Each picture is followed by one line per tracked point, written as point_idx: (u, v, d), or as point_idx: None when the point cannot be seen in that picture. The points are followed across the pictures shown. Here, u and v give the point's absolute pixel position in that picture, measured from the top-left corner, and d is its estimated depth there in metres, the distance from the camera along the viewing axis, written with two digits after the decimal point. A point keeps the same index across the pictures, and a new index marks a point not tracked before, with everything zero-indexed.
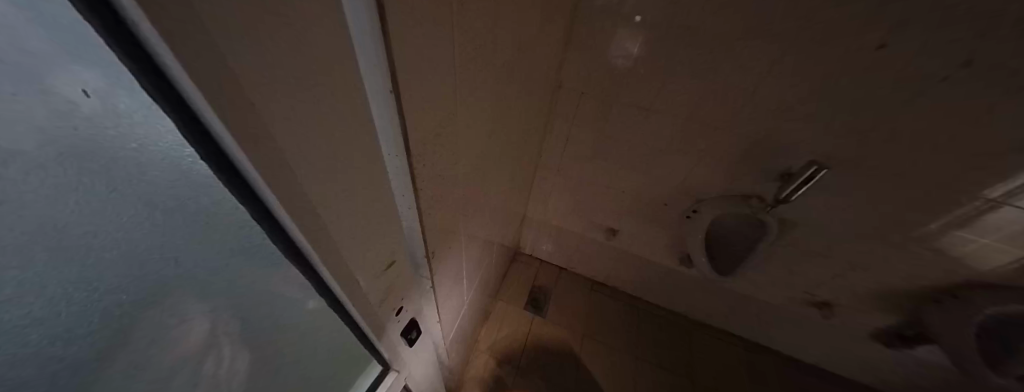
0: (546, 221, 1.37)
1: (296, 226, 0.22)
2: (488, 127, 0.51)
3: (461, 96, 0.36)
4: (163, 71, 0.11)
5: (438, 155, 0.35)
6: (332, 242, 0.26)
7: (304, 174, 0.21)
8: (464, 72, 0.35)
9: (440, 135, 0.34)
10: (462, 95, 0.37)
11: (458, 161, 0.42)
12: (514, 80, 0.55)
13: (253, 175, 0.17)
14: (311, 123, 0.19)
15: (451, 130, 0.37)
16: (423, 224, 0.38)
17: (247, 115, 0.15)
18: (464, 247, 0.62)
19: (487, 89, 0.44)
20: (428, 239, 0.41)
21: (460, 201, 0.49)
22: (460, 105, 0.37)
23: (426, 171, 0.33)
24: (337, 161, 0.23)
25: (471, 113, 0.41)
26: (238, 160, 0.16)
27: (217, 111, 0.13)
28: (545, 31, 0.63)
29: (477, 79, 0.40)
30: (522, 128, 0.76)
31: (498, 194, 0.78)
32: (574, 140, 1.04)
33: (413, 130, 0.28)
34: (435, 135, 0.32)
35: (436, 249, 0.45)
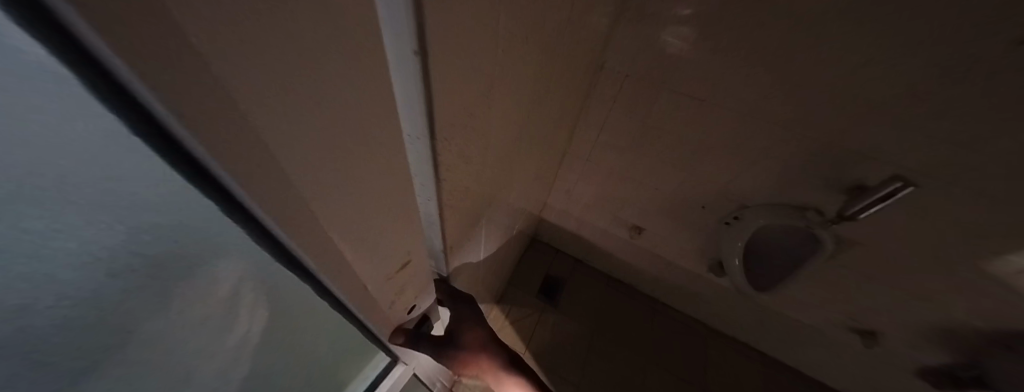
0: (568, 210, 1.31)
1: (269, 217, 0.18)
2: (521, 105, 0.43)
3: (498, 62, 0.29)
4: (68, 31, 0.07)
5: (466, 135, 0.29)
6: (320, 235, 0.22)
7: (286, 158, 0.16)
8: (505, 31, 0.27)
9: (470, 110, 0.27)
10: (500, 61, 0.29)
11: (487, 145, 0.37)
12: (557, 49, 0.46)
13: (206, 159, 0.13)
14: (303, 95, 0.14)
15: (484, 104, 0.30)
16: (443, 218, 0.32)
17: (198, 88, 0.10)
18: (484, 234, 0.57)
19: (527, 57, 0.36)
20: (448, 234, 0.36)
21: (484, 187, 0.44)
22: (495, 73, 0.30)
23: (451, 158, 0.27)
24: (332, 143, 0.18)
25: (506, 85, 0.34)
26: (191, 146, 0.12)
27: (149, 81, 0.09)
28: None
29: (518, 42, 0.32)
30: (556, 111, 0.68)
31: (522, 180, 0.71)
32: (611, 129, 0.95)
33: (442, 109, 0.21)
34: (465, 112, 0.26)
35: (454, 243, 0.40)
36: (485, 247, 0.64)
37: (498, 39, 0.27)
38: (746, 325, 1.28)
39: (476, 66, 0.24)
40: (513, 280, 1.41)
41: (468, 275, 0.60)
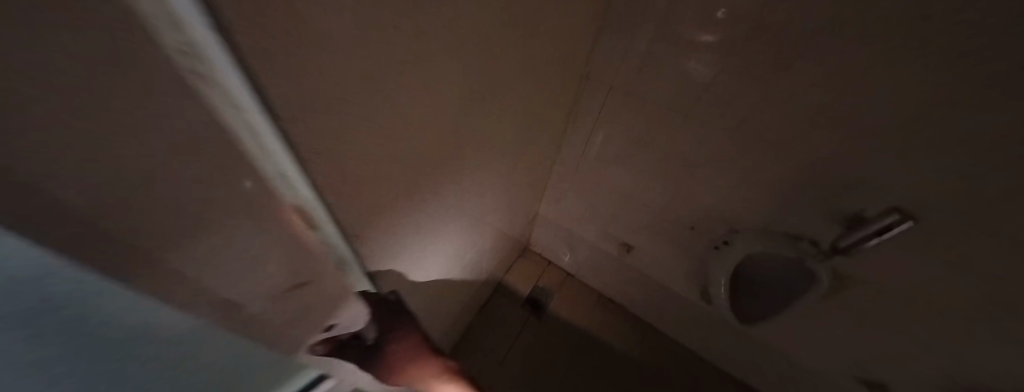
0: (560, 222, 1.29)
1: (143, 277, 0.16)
2: (468, 107, 0.43)
3: (409, 58, 0.29)
4: None
5: (364, 125, 0.28)
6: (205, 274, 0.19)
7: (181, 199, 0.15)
8: (409, 27, 0.27)
9: (360, 104, 0.26)
10: (409, 56, 0.28)
11: (416, 139, 0.37)
12: (515, 54, 0.46)
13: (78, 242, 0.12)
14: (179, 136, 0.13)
15: (391, 101, 0.30)
16: (345, 214, 0.31)
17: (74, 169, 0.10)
18: (431, 232, 0.57)
19: (462, 57, 0.36)
20: (356, 227, 0.35)
21: (416, 182, 0.43)
22: (406, 69, 0.29)
23: (338, 150, 0.26)
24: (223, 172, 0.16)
25: (432, 83, 0.33)
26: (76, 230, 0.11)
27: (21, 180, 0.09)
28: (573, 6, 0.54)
29: (442, 40, 0.31)
30: (534, 118, 0.69)
31: (492, 186, 0.70)
32: (597, 141, 0.94)
33: (289, 99, 0.19)
34: (349, 104, 0.25)
35: (370, 235, 0.39)
36: (433, 250, 0.62)
37: (399, 32, 0.26)
38: (745, 361, 1.18)
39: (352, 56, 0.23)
40: (501, 288, 1.42)
41: (408, 277, 0.58)
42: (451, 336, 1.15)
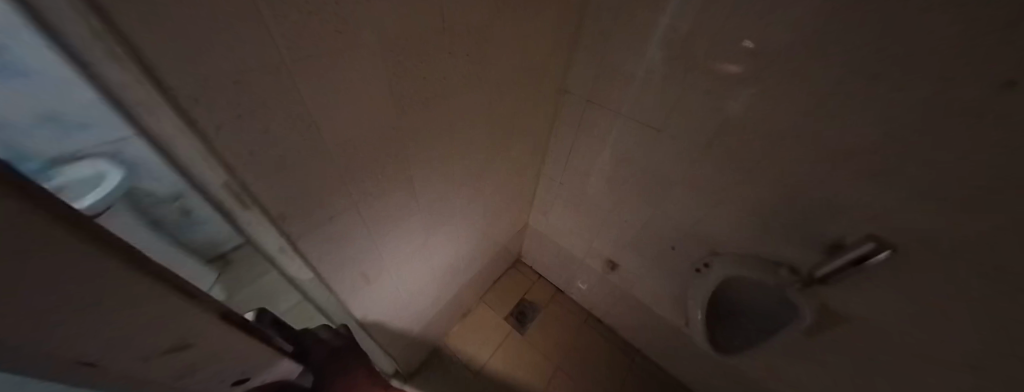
0: (548, 234, 1.28)
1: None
2: (403, 106, 0.46)
3: (307, 51, 0.31)
4: None
5: (269, 106, 0.32)
6: None
7: None
8: (301, 21, 0.29)
9: (251, 89, 0.29)
10: (308, 49, 0.31)
11: (342, 130, 0.40)
12: (457, 59, 0.48)
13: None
14: None
15: (294, 89, 0.33)
16: (251, 181, 0.35)
17: None
18: (388, 225, 0.60)
19: (381, 56, 0.38)
20: (274, 197, 0.38)
21: (355, 171, 0.46)
22: (306, 61, 0.32)
23: (234, 120, 0.30)
24: None
25: (345, 77, 0.36)
26: None
27: None
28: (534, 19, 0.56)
29: (348, 39, 0.34)
30: (503, 125, 0.71)
31: (455, 189, 0.72)
32: (579, 153, 0.95)
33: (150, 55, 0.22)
34: (236, 87, 0.28)
35: (297, 211, 0.42)
36: (389, 248, 0.64)
37: (292, 23, 0.29)
38: None
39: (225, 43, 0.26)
40: (487, 298, 1.42)
41: (359, 272, 0.61)
42: (428, 338, 1.16)
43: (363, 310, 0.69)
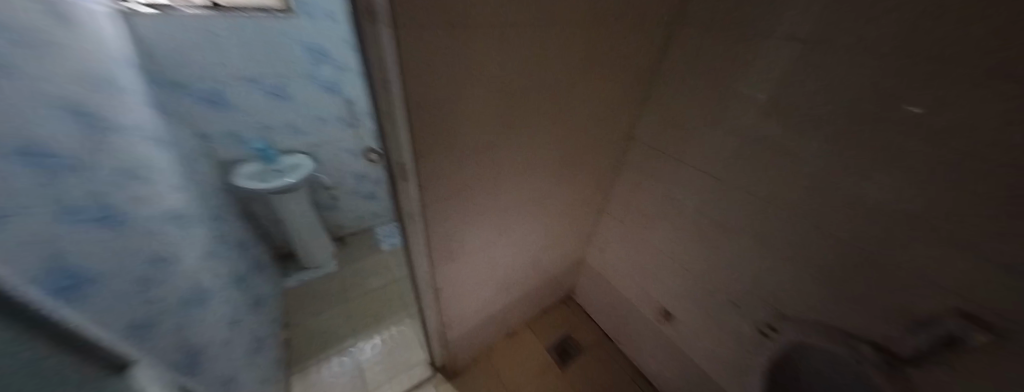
0: (606, 272, 1.30)
1: None
2: (504, 130, 0.62)
3: (448, 86, 0.49)
4: None
5: (436, 119, 0.52)
6: None
7: None
8: (459, 72, 0.48)
9: (415, 103, 0.48)
10: (452, 89, 0.50)
11: (460, 142, 0.58)
12: (543, 97, 0.62)
13: None
14: None
15: (441, 109, 0.51)
16: (416, 162, 0.55)
17: None
18: (477, 218, 0.77)
19: (497, 97, 0.56)
20: (420, 177, 0.58)
21: (467, 172, 0.64)
22: (444, 92, 0.49)
23: (421, 122, 0.50)
24: None
25: (471, 105, 0.54)
26: None
27: None
28: (616, 81, 0.70)
29: (478, 82, 0.51)
30: (579, 158, 0.84)
31: (528, 204, 0.86)
32: (639, 198, 0.98)
33: (409, 77, 0.44)
34: (407, 103, 0.47)
35: (430, 189, 0.61)
36: (470, 238, 0.80)
37: (449, 74, 0.48)
38: None
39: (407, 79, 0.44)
40: (533, 323, 1.48)
41: (447, 250, 0.77)
42: (475, 344, 1.26)
43: (441, 284, 0.86)
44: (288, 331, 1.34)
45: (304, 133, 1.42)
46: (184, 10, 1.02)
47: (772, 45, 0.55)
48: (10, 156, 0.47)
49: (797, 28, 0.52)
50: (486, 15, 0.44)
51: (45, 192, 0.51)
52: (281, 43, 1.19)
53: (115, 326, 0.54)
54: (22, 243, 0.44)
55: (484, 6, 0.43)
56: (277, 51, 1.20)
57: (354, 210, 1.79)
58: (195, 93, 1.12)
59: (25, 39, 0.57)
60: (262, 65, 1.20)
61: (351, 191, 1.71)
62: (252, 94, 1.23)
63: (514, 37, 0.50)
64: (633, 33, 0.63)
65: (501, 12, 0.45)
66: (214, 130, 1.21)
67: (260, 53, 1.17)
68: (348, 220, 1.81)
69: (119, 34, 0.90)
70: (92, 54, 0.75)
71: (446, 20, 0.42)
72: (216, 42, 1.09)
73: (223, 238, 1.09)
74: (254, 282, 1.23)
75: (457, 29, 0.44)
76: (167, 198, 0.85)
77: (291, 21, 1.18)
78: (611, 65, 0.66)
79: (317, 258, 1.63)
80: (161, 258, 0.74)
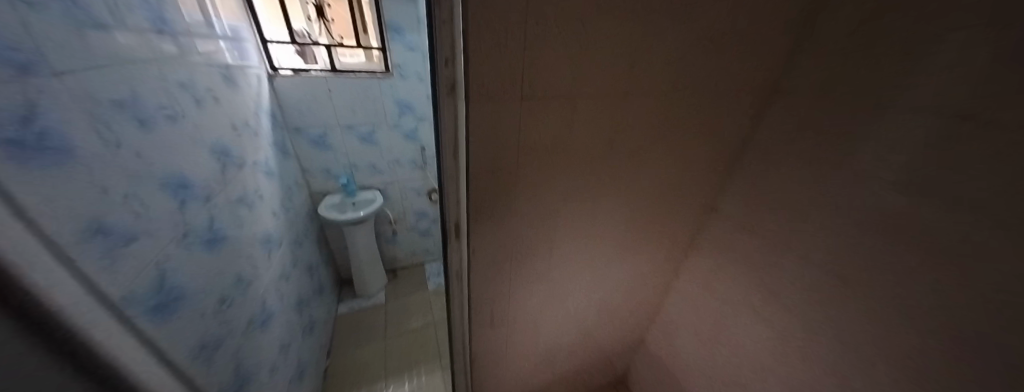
0: (672, 367, 1.04)
1: None
2: (566, 197, 0.57)
3: (512, 152, 0.47)
4: None
5: (497, 185, 0.50)
6: None
7: None
8: (525, 140, 0.47)
9: (477, 167, 0.47)
10: (515, 156, 0.48)
11: (517, 207, 0.55)
12: (613, 164, 0.56)
13: None
14: None
15: (503, 173, 0.49)
16: (470, 223, 0.53)
17: None
18: (525, 285, 0.70)
19: (562, 164, 0.52)
20: (471, 238, 0.55)
21: (521, 237, 0.60)
22: (510, 158, 0.48)
23: (479, 186, 0.49)
24: None
25: (532, 172, 0.51)
26: None
27: None
28: (707, 151, 0.61)
29: (542, 149, 0.49)
30: (648, 234, 0.73)
31: (584, 275, 0.76)
32: (712, 294, 0.80)
33: (475, 142, 0.44)
34: (468, 166, 0.46)
35: (479, 251, 0.58)
36: (515, 306, 0.73)
37: (516, 141, 0.46)
38: None
39: (472, 143, 0.44)
40: None
41: (490, 314, 0.71)
42: None
43: (477, 350, 0.78)
44: (329, 360, 1.37)
45: (381, 172, 1.58)
46: (312, 73, 1.28)
47: (913, 116, 0.40)
48: (161, 187, 0.58)
49: (945, 100, 0.37)
50: (560, 82, 0.43)
51: (175, 217, 0.61)
52: (378, 98, 1.40)
53: (185, 345, 0.58)
54: (138, 265, 0.51)
55: (557, 75, 0.42)
56: (373, 103, 1.41)
57: (410, 245, 1.88)
58: (307, 136, 1.35)
59: (200, 96, 0.75)
60: (359, 115, 1.41)
61: (410, 228, 1.81)
62: (348, 138, 1.43)
63: (588, 104, 0.46)
64: (732, 102, 0.55)
65: (576, 79, 0.43)
66: (314, 166, 1.42)
67: (360, 106, 1.39)
68: (403, 254, 1.90)
69: (266, 91, 1.17)
70: (242, 106, 0.95)
71: (518, 88, 0.41)
72: (329, 97, 1.33)
73: (297, 261, 1.21)
74: (313, 305, 1.32)
75: (527, 96, 0.42)
76: (264, 223, 0.98)
77: (389, 82, 1.39)
78: (700, 135, 0.58)
79: (369, 288, 1.71)
80: (244, 278, 0.82)
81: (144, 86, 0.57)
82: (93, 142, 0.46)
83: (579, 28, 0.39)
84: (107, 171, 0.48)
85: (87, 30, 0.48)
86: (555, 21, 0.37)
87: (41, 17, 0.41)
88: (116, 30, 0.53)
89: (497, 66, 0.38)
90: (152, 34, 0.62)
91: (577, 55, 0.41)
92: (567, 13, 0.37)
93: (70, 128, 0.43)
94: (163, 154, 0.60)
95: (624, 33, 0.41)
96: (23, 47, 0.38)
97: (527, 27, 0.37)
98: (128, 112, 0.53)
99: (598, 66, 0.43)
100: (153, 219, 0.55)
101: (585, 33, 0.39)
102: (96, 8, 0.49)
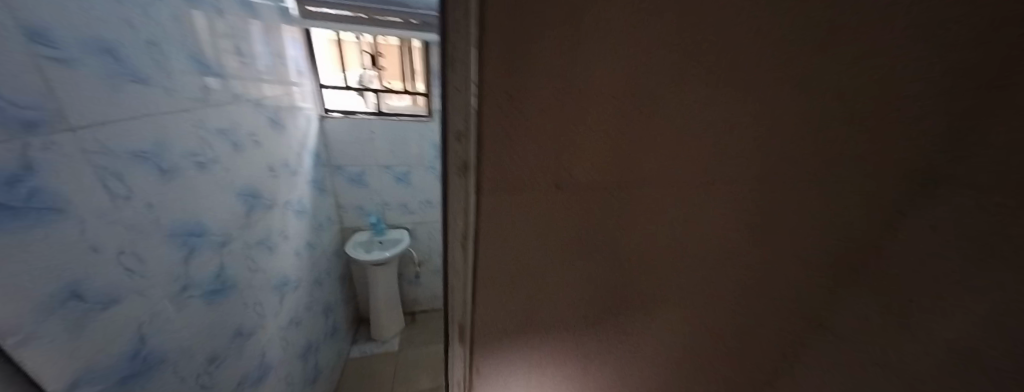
0: None
1: None
2: (610, 315, 0.39)
3: (536, 253, 0.34)
4: None
5: (513, 290, 0.37)
6: None
7: None
8: (556, 239, 0.33)
9: (485, 265, 0.34)
10: (540, 257, 0.34)
11: (538, 318, 0.39)
12: (702, 279, 0.37)
13: None
14: None
15: (521, 274, 0.35)
16: (473, 330, 0.40)
17: None
18: None
19: (607, 272, 0.36)
20: (475, 349, 0.41)
21: (542, 357, 0.43)
22: (533, 258, 0.34)
23: (486, 288, 0.36)
24: None
25: (562, 279, 0.36)
26: None
27: None
28: None
29: (581, 252, 0.34)
30: None
31: None
32: None
33: (483, 237, 0.32)
34: (474, 263, 0.34)
35: (483, 364, 0.43)
36: None
37: (543, 240, 0.33)
38: None
39: (481, 235, 0.32)
40: None
41: None
42: None
43: None
44: None
45: (412, 212, 1.55)
46: (359, 116, 1.33)
47: None
48: (169, 238, 0.55)
49: None
50: (613, 160, 0.28)
51: (175, 269, 0.56)
52: (417, 141, 1.41)
53: None
54: (115, 332, 0.46)
55: (611, 150, 0.27)
56: (412, 146, 1.41)
57: (432, 289, 1.77)
58: (346, 174, 1.38)
59: (239, 141, 0.76)
60: (397, 157, 1.42)
61: (434, 270, 1.72)
62: (383, 177, 1.44)
63: (658, 190, 0.30)
64: None
65: (642, 155, 0.28)
66: (349, 202, 1.44)
67: (398, 147, 1.40)
68: (424, 297, 1.80)
69: (315, 131, 1.22)
70: (285, 147, 0.98)
71: (546, 166, 0.28)
72: (370, 138, 1.36)
73: (313, 303, 1.15)
74: (323, 349, 1.24)
75: (560, 177, 0.28)
76: (285, 265, 0.95)
77: (429, 125, 1.40)
78: None
79: (384, 333, 1.61)
80: (244, 329, 0.76)
81: (175, 134, 0.57)
82: (98, 197, 0.44)
83: (652, 83, 0.25)
84: (104, 227, 0.44)
85: (126, 85, 0.48)
86: (610, 75, 0.24)
87: (75, 74, 0.41)
88: (159, 83, 0.54)
89: (517, 136, 0.26)
90: (199, 83, 0.64)
91: (643, 123, 0.26)
92: (634, 64, 0.24)
93: (71, 184, 0.40)
94: (180, 203, 0.58)
95: (726, 93, 0.26)
96: (43, 106, 0.37)
97: (565, 85, 0.24)
98: (151, 163, 0.52)
99: (679, 136, 0.27)
100: (149, 276, 0.51)
101: (659, 91, 0.25)
102: (141, 64, 0.50)
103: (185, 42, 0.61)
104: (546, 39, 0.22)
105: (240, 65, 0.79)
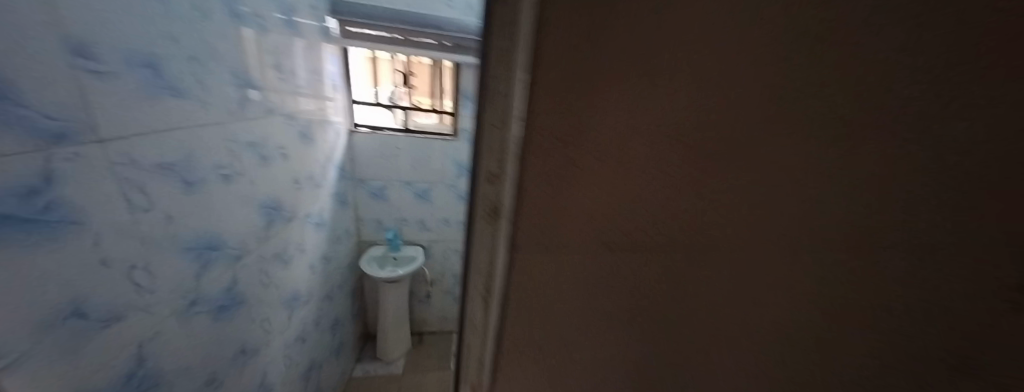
0: None
1: None
2: None
3: (575, 328, 0.26)
4: None
5: (541, 366, 0.29)
6: None
7: None
8: (604, 315, 0.25)
9: (510, 333, 0.28)
10: (580, 335, 0.26)
11: None
12: None
13: None
14: None
15: (553, 350, 0.28)
16: None
17: None
18: None
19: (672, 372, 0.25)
20: None
21: None
22: (572, 335, 0.26)
23: (508, 359, 0.29)
24: None
25: (606, 366, 0.27)
26: None
27: None
28: None
29: (638, 337, 0.25)
30: None
31: None
32: None
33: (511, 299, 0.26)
34: (497, 328, 0.28)
35: None
36: None
37: (587, 315, 0.25)
38: None
39: (511, 297, 0.26)
40: None
41: None
42: None
43: None
44: None
45: (429, 229, 1.52)
46: (386, 132, 1.34)
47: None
48: (183, 253, 0.53)
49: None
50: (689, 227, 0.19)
51: (185, 284, 0.55)
52: (440, 159, 1.40)
53: None
54: (113, 353, 0.44)
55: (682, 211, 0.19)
56: (435, 164, 1.40)
57: (443, 310, 1.71)
58: (369, 188, 1.39)
59: (267, 154, 0.76)
60: (419, 174, 1.41)
61: (446, 291, 1.66)
62: (404, 194, 1.43)
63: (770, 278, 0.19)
64: None
65: (736, 222, 0.18)
66: (368, 216, 1.43)
67: (422, 165, 1.39)
68: (434, 318, 1.73)
69: (342, 145, 1.24)
70: (312, 160, 0.99)
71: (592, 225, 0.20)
72: (396, 154, 1.36)
73: (321, 318, 1.12)
74: (326, 368, 1.19)
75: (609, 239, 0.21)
76: (298, 280, 0.93)
77: (453, 144, 1.39)
78: None
79: (390, 353, 1.55)
80: (248, 348, 0.73)
81: (204, 147, 0.57)
82: (118, 210, 0.43)
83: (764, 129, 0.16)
84: (119, 241, 0.43)
85: (161, 99, 0.48)
86: (703, 108, 0.16)
87: (114, 87, 0.42)
88: (195, 96, 0.54)
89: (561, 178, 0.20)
90: (236, 97, 0.65)
91: (752, 180, 0.17)
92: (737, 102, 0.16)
93: (91, 197, 0.40)
94: (200, 216, 0.57)
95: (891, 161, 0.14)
96: (73, 118, 0.37)
97: (633, 118, 0.17)
98: (176, 175, 0.52)
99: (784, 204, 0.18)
100: (157, 293, 0.49)
101: (790, 135, 0.15)
102: (180, 78, 0.51)
103: (227, 57, 0.62)
104: (615, 70, 0.16)
105: (279, 79, 0.81)
